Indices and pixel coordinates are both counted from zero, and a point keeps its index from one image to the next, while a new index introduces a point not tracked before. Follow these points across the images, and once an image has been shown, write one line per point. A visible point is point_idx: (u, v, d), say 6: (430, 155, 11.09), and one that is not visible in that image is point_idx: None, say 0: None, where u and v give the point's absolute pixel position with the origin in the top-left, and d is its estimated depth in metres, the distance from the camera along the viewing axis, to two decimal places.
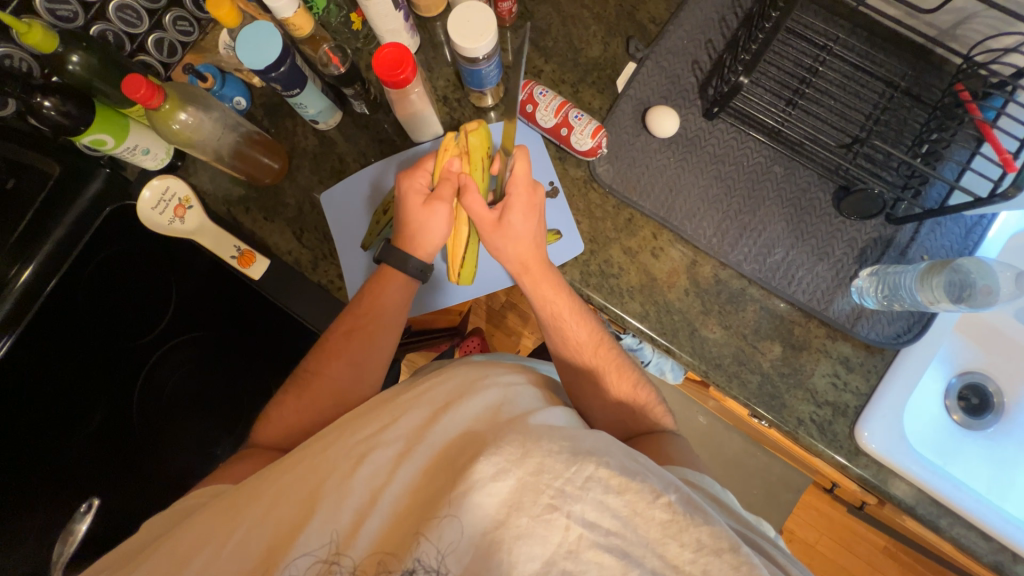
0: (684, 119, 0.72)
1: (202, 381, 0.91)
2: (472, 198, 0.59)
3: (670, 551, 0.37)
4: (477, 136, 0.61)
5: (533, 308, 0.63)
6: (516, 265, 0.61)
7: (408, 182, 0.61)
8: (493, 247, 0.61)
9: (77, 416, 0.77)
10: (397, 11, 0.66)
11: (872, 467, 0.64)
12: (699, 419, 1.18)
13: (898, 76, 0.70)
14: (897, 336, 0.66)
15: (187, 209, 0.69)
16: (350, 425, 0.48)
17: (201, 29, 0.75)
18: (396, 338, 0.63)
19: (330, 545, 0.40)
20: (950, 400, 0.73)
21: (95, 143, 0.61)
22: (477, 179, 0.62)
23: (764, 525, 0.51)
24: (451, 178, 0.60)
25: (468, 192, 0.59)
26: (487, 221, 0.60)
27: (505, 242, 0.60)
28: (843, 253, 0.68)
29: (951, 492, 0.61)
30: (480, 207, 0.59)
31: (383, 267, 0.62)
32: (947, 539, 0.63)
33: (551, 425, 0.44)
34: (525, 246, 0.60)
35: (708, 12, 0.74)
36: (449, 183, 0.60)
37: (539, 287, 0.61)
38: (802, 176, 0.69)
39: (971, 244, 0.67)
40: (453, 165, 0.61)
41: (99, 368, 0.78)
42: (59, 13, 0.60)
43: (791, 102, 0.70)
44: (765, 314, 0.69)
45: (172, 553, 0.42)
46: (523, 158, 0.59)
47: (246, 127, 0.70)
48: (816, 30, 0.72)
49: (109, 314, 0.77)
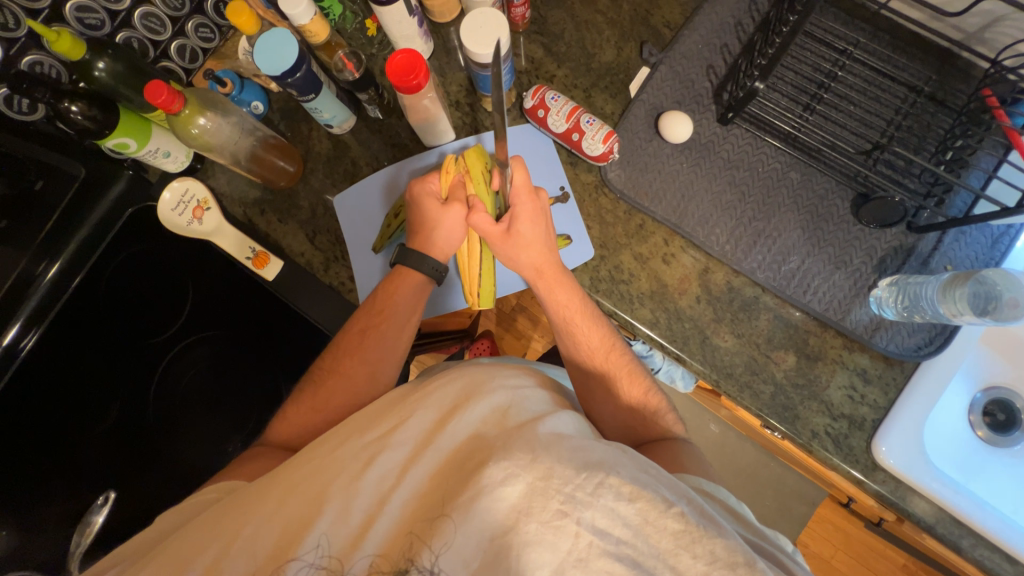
0: (698, 124, 0.71)
1: (217, 382, 0.90)
2: (477, 215, 0.60)
3: (682, 562, 0.36)
4: (474, 152, 0.62)
5: (546, 313, 0.62)
6: (529, 272, 0.61)
7: (414, 191, 0.62)
8: (502, 256, 0.62)
9: (96, 410, 0.79)
10: (411, 17, 0.67)
11: (890, 484, 0.62)
12: (711, 428, 1.16)
13: (922, 81, 0.68)
14: (917, 348, 0.64)
15: (205, 210, 0.71)
16: (361, 425, 0.48)
17: (221, 35, 0.77)
18: (408, 340, 0.63)
19: (334, 544, 0.40)
20: (973, 416, 0.71)
21: (118, 146, 0.63)
22: (482, 196, 0.61)
23: (782, 539, 0.49)
24: (458, 194, 0.62)
25: (474, 212, 0.60)
26: (494, 233, 0.60)
27: (517, 250, 0.60)
28: (861, 263, 0.66)
29: (974, 511, 0.59)
30: (486, 222, 0.60)
31: (399, 268, 0.63)
32: (969, 560, 0.61)
33: (560, 431, 0.44)
34: (537, 252, 0.60)
35: (724, 16, 0.73)
36: (457, 200, 0.61)
37: (552, 295, 0.61)
38: (819, 183, 0.68)
39: (998, 255, 0.65)
40: (458, 182, 0.63)
41: (120, 363, 0.81)
42: (87, 21, 0.62)
43: (809, 107, 0.69)
44: (779, 323, 0.67)
45: (185, 547, 0.43)
46: (520, 167, 0.59)
47: (262, 131, 0.72)
48: (836, 34, 0.70)
49: (127, 313, 0.80)
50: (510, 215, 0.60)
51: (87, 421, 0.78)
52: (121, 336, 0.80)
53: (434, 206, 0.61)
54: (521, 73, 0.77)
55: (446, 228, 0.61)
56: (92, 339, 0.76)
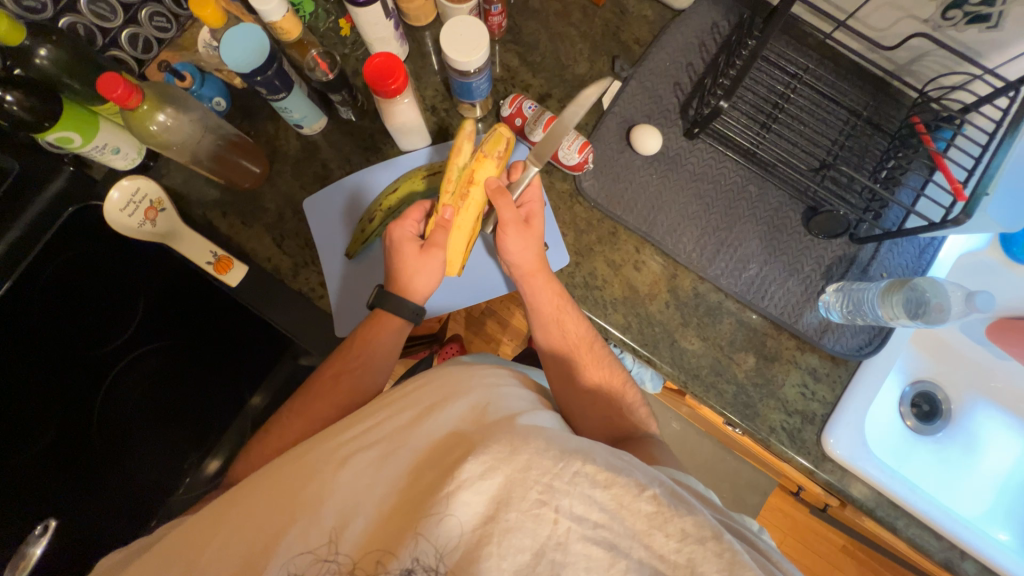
0: (666, 137, 0.75)
1: (165, 396, 0.89)
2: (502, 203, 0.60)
3: (656, 541, 0.38)
4: (505, 131, 0.59)
5: (536, 314, 0.63)
6: (526, 269, 0.63)
7: (393, 232, 0.61)
8: (505, 243, 0.62)
9: (25, 434, 0.71)
10: (387, 19, 0.66)
11: (837, 473, 0.68)
12: (673, 425, 1.22)
13: (861, 106, 0.75)
14: (859, 348, 0.70)
15: (159, 211, 0.65)
16: (335, 428, 0.47)
17: (178, 26, 0.72)
18: (400, 341, 0.63)
19: (328, 544, 0.39)
20: (905, 407, 0.79)
21: (61, 141, 0.57)
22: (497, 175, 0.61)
23: (750, 521, 0.51)
24: (440, 236, 0.59)
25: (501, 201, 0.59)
26: (514, 222, 0.61)
27: (523, 245, 0.62)
28: (811, 270, 0.72)
29: (906, 494, 0.66)
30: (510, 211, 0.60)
31: (377, 311, 0.62)
32: (904, 539, 0.67)
33: (539, 425, 0.44)
34: (538, 251, 0.63)
35: (689, 36, 0.77)
36: (441, 234, 0.59)
37: (543, 290, 0.63)
38: (774, 197, 0.73)
39: (923, 265, 0.72)
40: (445, 217, 0.59)
41: (60, 378, 0.74)
42: (25, 3, 0.57)
43: (766, 125, 0.74)
44: (739, 326, 0.72)
45: (151, 566, 0.41)
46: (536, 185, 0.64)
47: (226, 130, 0.68)
48: (788, 59, 0.76)
49: (64, 324, 0.71)
50: (523, 211, 0.64)
51: (16, 442, 0.70)
52: (64, 349, 0.73)
53: (414, 252, 0.60)
54: (497, 80, 0.78)
55: (427, 272, 0.61)
56: (23, 353, 0.68)
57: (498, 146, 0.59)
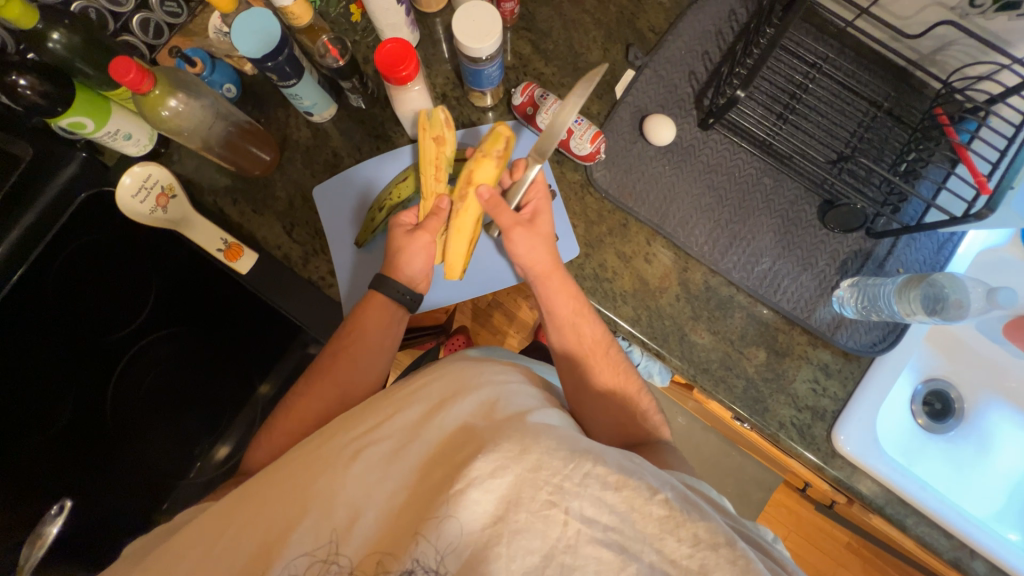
0: (680, 128, 0.73)
1: (177, 383, 0.90)
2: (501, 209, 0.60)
3: (667, 546, 0.37)
4: (504, 128, 0.59)
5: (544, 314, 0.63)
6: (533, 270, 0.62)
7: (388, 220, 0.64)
8: (514, 245, 0.61)
9: (40, 419, 0.72)
10: (399, 5, 0.65)
11: (846, 469, 0.67)
12: (679, 420, 1.22)
13: (882, 97, 0.73)
14: (872, 344, 0.69)
15: (170, 198, 0.65)
16: (347, 421, 0.47)
17: (189, 11, 0.72)
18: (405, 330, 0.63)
19: (327, 544, 0.39)
20: (917, 405, 0.77)
21: (74, 126, 0.57)
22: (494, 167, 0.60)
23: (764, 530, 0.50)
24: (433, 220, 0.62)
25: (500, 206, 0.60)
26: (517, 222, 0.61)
27: (529, 244, 0.61)
28: (826, 264, 0.71)
29: (916, 492, 0.65)
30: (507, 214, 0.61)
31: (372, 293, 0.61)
32: (913, 537, 0.67)
33: (548, 424, 0.44)
34: (543, 253, 0.62)
35: (705, 25, 0.75)
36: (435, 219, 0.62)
37: (558, 293, 0.62)
38: (789, 189, 0.72)
39: (942, 259, 0.71)
40: (441, 205, 0.62)
41: (75, 363, 0.75)
42: None
43: (782, 117, 0.73)
44: (751, 321, 0.71)
45: (166, 551, 0.41)
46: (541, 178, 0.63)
47: (237, 117, 0.68)
48: (807, 48, 0.74)
49: (77, 310, 0.72)
50: (529, 208, 0.63)
51: (32, 427, 0.71)
52: (79, 334, 0.74)
53: (403, 233, 0.62)
54: (509, 68, 0.77)
55: (410, 254, 0.61)
56: (37, 337, 0.69)
57: (497, 144, 0.59)
